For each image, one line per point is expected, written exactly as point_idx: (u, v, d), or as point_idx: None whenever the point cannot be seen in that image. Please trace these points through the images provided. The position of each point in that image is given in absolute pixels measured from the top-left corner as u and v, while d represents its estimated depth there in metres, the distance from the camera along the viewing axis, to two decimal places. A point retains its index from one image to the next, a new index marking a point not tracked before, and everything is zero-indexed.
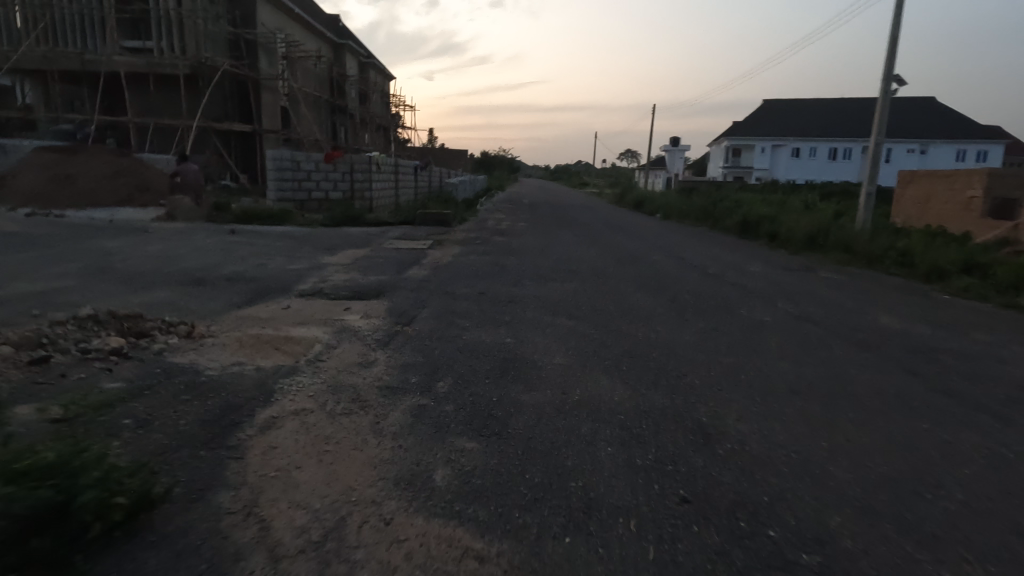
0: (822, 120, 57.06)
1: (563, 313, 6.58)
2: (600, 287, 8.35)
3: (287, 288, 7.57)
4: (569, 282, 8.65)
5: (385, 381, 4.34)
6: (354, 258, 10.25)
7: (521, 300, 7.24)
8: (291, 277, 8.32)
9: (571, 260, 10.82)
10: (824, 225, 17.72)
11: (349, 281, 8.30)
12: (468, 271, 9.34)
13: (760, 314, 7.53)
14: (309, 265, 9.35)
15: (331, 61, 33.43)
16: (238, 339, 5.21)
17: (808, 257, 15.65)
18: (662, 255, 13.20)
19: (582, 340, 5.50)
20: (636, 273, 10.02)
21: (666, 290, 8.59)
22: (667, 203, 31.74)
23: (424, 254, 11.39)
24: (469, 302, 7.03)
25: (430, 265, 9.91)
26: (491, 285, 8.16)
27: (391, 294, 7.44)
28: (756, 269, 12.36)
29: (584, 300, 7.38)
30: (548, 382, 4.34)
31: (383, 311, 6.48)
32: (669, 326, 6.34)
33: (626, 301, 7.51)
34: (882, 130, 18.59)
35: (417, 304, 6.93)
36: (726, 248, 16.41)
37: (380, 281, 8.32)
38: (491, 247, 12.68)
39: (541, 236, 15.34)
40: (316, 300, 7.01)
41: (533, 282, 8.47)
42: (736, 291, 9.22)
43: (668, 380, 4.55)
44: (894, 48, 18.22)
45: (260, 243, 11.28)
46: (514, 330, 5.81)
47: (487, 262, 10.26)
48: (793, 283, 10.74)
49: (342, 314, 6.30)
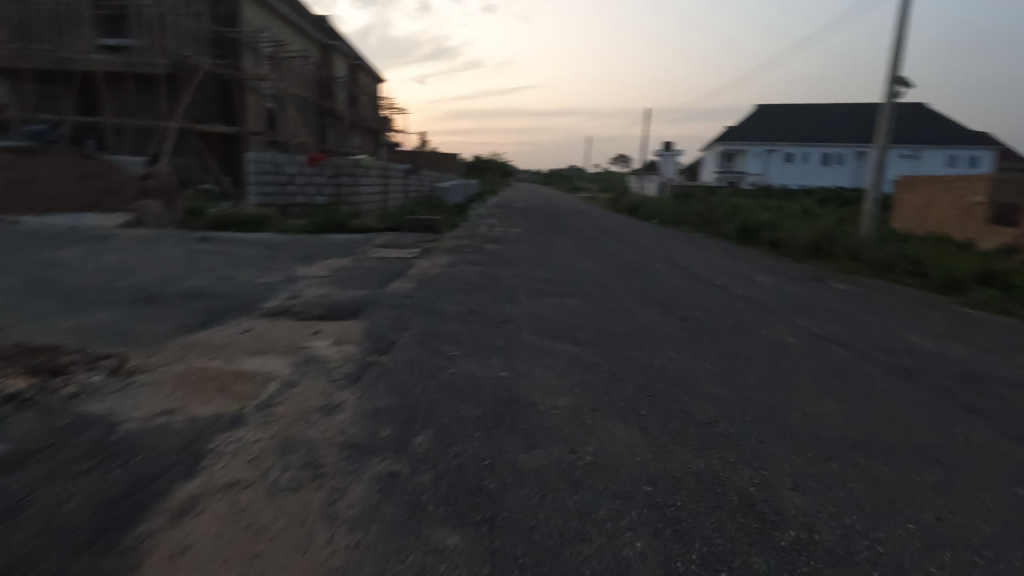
0: (815, 125, 56.83)
1: (564, 337, 5.77)
2: (603, 304, 7.55)
3: (252, 306, 6.72)
4: (568, 297, 7.87)
5: (349, 434, 3.49)
6: (333, 269, 9.40)
7: (517, 320, 6.43)
8: (259, 292, 7.47)
9: (569, 272, 10.02)
10: (829, 233, 17.05)
11: (324, 297, 7.45)
12: (457, 284, 8.52)
13: (782, 334, 6.78)
14: (282, 278, 8.48)
15: (319, 62, 32.59)
16: (175, 374, 4.31)
17: (814, 266, 14.96)
18: (663, 265, 12.43)
19: (590, 374, 4.69)
20: (639, 286, 9.23)
21: (675, 307, 7.81)
22: (663, 209, 31.03)
23: (410, 264, 10.58)
24: (458, 323, 6.21)
25: (415, 277, 9.07)
26: (482, 301, 7.35)
27: (369, 313, 6.60)
28: (764, 280, 11.61)
29: (586, 319, 6.57)
30: (551, 435, 3.53)
31: (358, 336, 5.62)
32: (686, 352, 5.54)
33: (633, 320, 6.73)
34: (886, 134, 17.99)
35: (398, 325, 6.09)
36: (728, 256, 15.71)
37: (359, 296, 7.50)
38: (481, 256, 11.86)
39: (535, 244, 14.53)
40: (282, 321, 6.14)
41: (529, 298, 7.68)
42: (749, 306, 8.45)
43: (697, 430, 3.74)
44: (900, 50, 17.67)
45: (231, 253, 10.39)
46: (509, 359, 4.99)
47: (477, 274, 9.44)
48: (806, 296, 10.00)
49: (308, 341, 5.42)
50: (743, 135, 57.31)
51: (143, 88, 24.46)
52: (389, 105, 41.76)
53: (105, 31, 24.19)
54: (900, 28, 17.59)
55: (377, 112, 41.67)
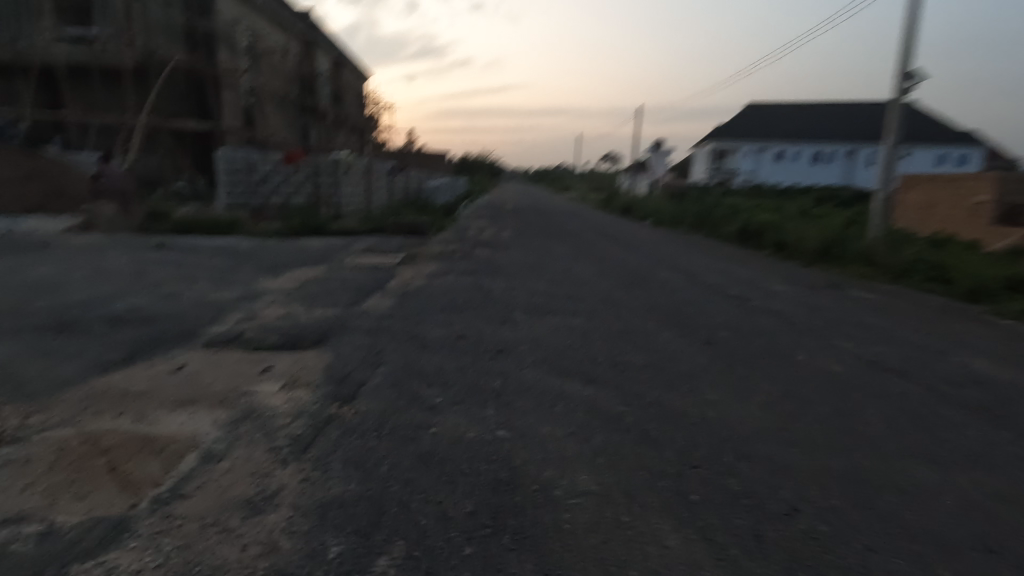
0: (806, 123, 56.32)
1: (575, 375, 4.66)
2: (612, 324, 6.49)
3: (193, 333, 5.56)
4: (574, 315, 6.81)
5: (282, 553, 2.39)
6: (302, 282, 8.24)
7: (515, 348, 5.36)
8: (209, 312, 6.33)
9: (571, 284, 8.93)
10: (837, 235, 16.18)
11: (286, 318, 6.29)
12: (444, 300, 7.39)
13: (828, 361, 5.74)
14: (240, 293, 7.31)
15: (300, 57, 31.26)
16: (54, 446, 3.16)
17: (825, 272, 14.02)
18: (669, 272, 11.43)
19: (615, 432, 3.62)
20: (650, 300, 8.17)
21: (694, 326, 6.78)
22: (658, 209, 30.06)
23: (392, 273, 9.49)
24: (444, 354, 5.11)
25: (396, 291, 7.93)
26: (473, 322, 6.24)
27: (337, 341, 5.48)
28: (781, 290, 10.62)
29: (597, 347, 5.49)
30: (576, 550, 2.46)
31: (317, 375, 4.47)
32: (728, 393, 4.48)
33: (655, 348, 5.64)
34: (895, 131, 17.13)
35: (370, 359, 4.95)
36: (733, 260, 14.79)
37: (328, 316, 6.40)
38: (472, 263, 10.79)
39: (530, 249, 13.44)
40: (227, 354, 5.00)
41: (528, 317, 6.62)
42: (778, 324, 7.42)
43: (779, 534, 2.68)
44: (910, 43, 16.86)
45: (188, 262, 9.21)
46: (509, 410, 3.89)
47: (467, 287, 8.33)
48: (831, 309, 9.02)
49: (254, 384, 4.27)
50: (734, 134, 56.70)
51: (109, 82, 23.00)
52: (374, 102, 40.39)
53: (69, 21, 22.75)
54: (910, 20, 16.76)
55: (362, 110, 40.38)
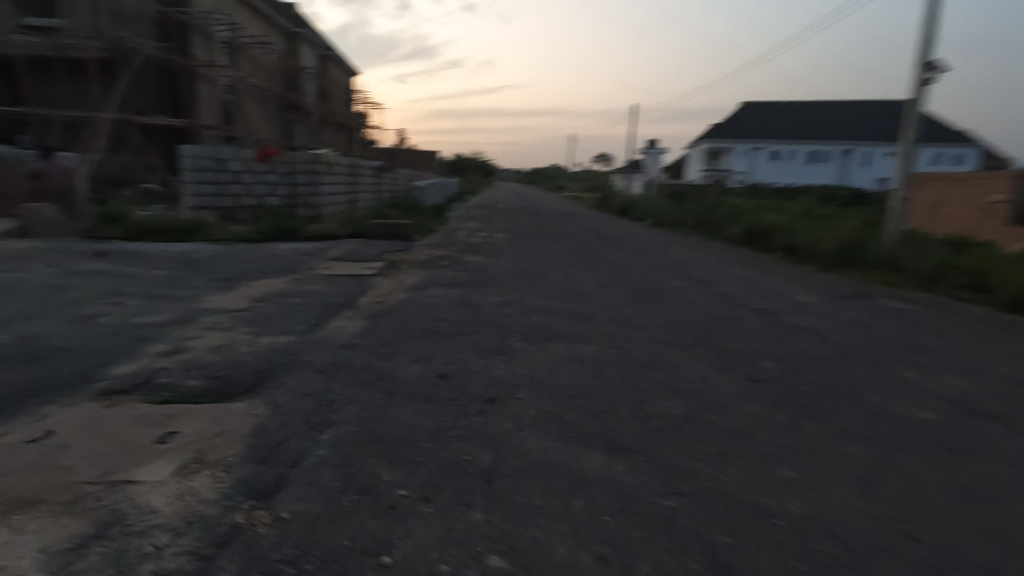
0: (802, 122, 55.47)
1: (594, 440, 3.42)
2: (631, 354, 5.24)
3: (86, 376, 4.23)
4: (584, 342, 5.54)
5: None
6: (257, 298, 6.92)
7: (512, 395, 4.08)
8: (125, 344, 5.00)
9: (575, 299, 7.66)
10: (855, 237, 15.02)
11: (221, 350, 4.97)
12: (425, 321, 6.10)
13: (908, 404, 4.54)
14: (174, 316, 5.97)
15: (283, 51, 29.85)
16: None
17: (846, 278, 12.89)
18: (682, 282, 10.22)
19: (663, 557, 2.42)
20: (670, 319, 6.93)
21: (728, 353, 5.58)
22: (658, 210, 28.87)
23: (369, 286, 8.20)
24: (416, 406, 3.83)
25: (369, 309, 6.63)
26: (456, 354, 4.96)
27: (278, 385, 4.18)
28: (810, 302, 9.41)
29: (619, 391, 4.26)
30: None
31: (233, 450, 3.20)
32: (807, 467, 3.27)
33: (694, 390, 4.41)
34: (914, 127, 16.04)
35: (318, 415, 3.68)
36: (744, 266, 13.63)
37: (276, 347, 5.08)
38: (461, 272, 9.53)
39: (524, 255, 12.16)
40: (122, 410, 3.70)
41: (528, 345, 5.35)
42: (825, 349, 6.20)
43: None
44: (931, 32, 15.76)
45: (128, 274, 7.87)
46: (504, 514, 2.65)
47: (452, 303, 7.04)
48: (874, 325, 7.81)
49: (138, 467, 2.99)
50: (730, 133, 55.81)
51: (74, 75, 21.47)
52: (362, 99, 38.96)
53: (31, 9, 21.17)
54: (932, 7, 15.63)
55: (349, 108, 38.97)
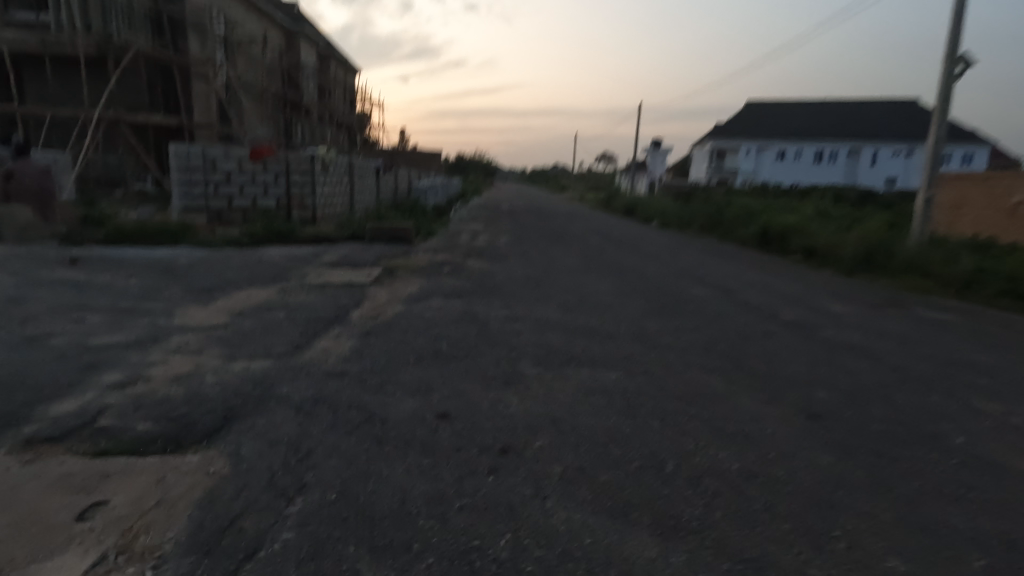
0: (809, 122, 54.68)
1: (635, 515, 2.68)
2: (665, 385, 4.47)
3: (14, 419, 3.49)
4: (608, 369, 4.80)
5: None
6: (237, 313, 6.18)
7: (530, 443, 3.34)
8: (71, 373, 4.25)
9: (591, 313, 6.92)
10: (880, 240, 14.23)
11: (184, 379, 4.23)
12: (425, 340, 5.37)
13: (1004, 449, 3.79)
14: (138, 335, 5.21)
15: (283, 49, 29.09)
16: None
17: (874, 285, 12.13)
18: (703, 290, 9.48)
19: None
20: (700, 337, 6.18)
21: (773, 381, 4.85)
22: (666, 210, 28.12)
23: (365, 295, 7.49)
24: (412, 461, 3.09)
25: (362, 325, 5.88)
26: (460, 385, 4.22)
27: (245, 430, 3.44)
28: (844, 313, 8.66)
29: (660, 439, 3.51)
30: None
31: (171, 532, 2.46)
32: (919, 559, 2.52)
33: (749, 437, 3.65)
34: (941, 124, 15.25)
35: (290, 474, 2.94)
36: (763, 271, 12.88)
37: (250, 375, 4.34)
38: (465, 280, 8.82)
39: (531, 260, 11.43)
40: (43, 470, 2.96)
41: (544, 372, 4.61)
42: (881, 373, 5.45)
43: None
44: (959, 25, 14.98)
45: (99, 284, 7.14)
46: None
47: (456, 317, 6.29)
48: (923, 341, 7.06)
49: (40, 563, 2.26)
50: (736, 132, 55.01)
51: (64, 72, 20.74)
52: (363, 99, 38.30)
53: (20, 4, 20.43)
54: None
55: (350, 107, 38.33)
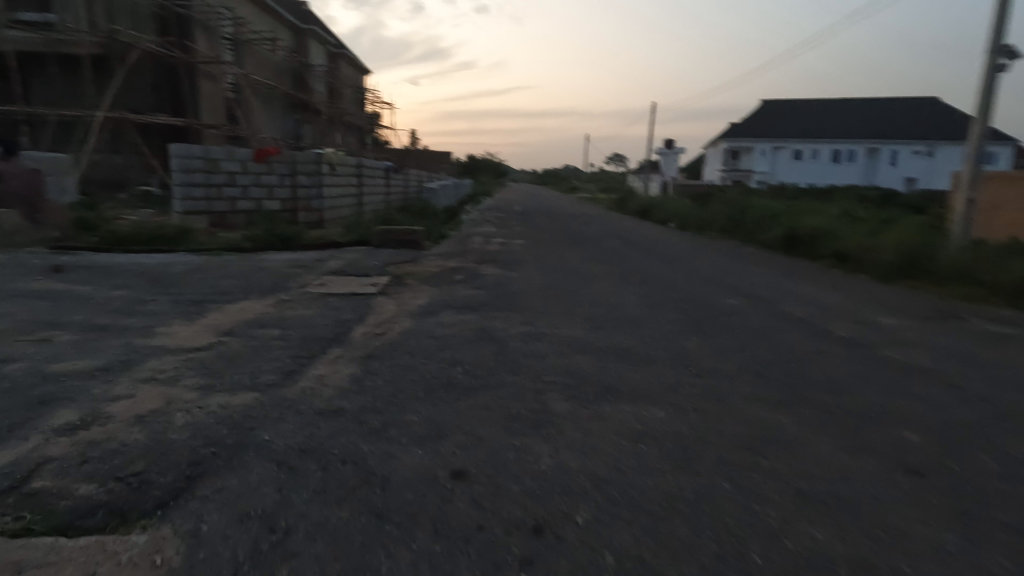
0: (827, 120, 53.39)
1: None
2: (723, 428, 3.72)
3: None
4: (652, 405, 4.05)
5: None
6: (226, 331, 5.50)
7: (573, 521, 2.61)
8: (15, 412, 3.55)
9: (621, 330, 6.17)
10: (918, 244, 13.33)
11: (150, 419, 3.53)
12: (435, 366, 4.64)
13: None
14: (108, 360, 4.53)
15: (292, 48, 28.59)
16: None
17: (917, 293, 11.27)
18: (738, 301, 8.71)
19: None
20: (749, 359, 5.42)
21: (849, 419, 4.08)
22: (684, 212, 27.22)
23: (370, 308, 6.80)
24: (422, 548, 2.38)
25: (363, 346, 5.17)
26: (479, 429, 3.50)
27: (211, 495, 2.74)
28: (897, 327, 7.82)
29: (732, 512, 2.77)
30: None
31: None
32: None
33: (845, 508, 2.88)
34: (983, 121, 14.29)
35: (260, 570, 2.24)
36: (795, 278, 12.07)
37: (229, 414, 3.63)
38: (479, 289, 8.12)
39: (549, 267, 10.71)
40: None
41: (576, 410, 3.86)
42: (968, 406, 4.67)
43: None
44: (1002, 15, 14.03)
45: (78, 295, 6.50)
46: None
47: (471, 336, 5.57)
48: (998, 362, 6.23)
49: None
50: (752, 132, 53.88)
51: (69, 72, 20.32)
52: (373, 99, 37.75)
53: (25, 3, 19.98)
54: None
55: (360, 108, 37.81)
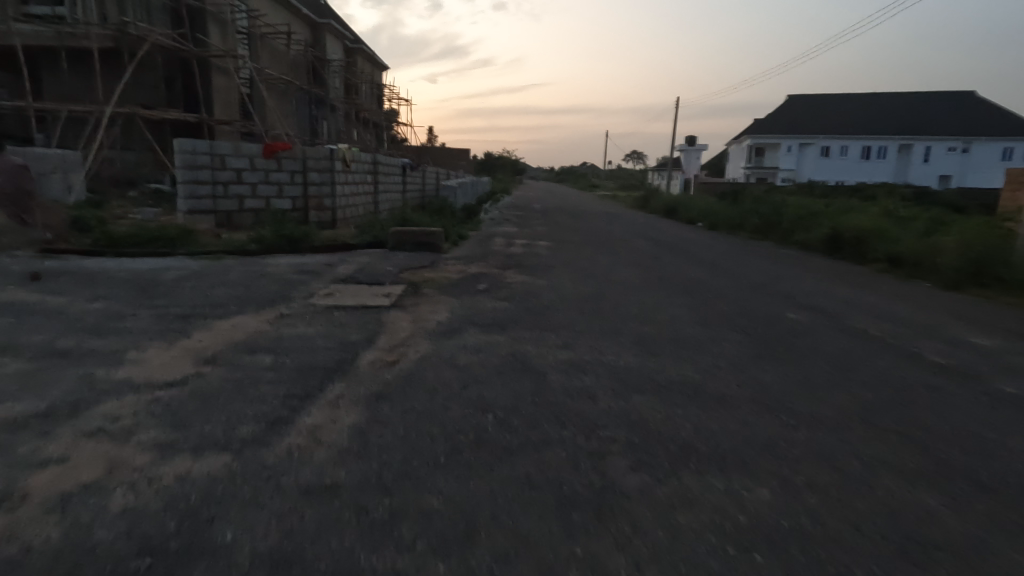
0: (859, 115, 51.30)
1: None
2: (859, 524, 2.68)
3: None
4: (752, 479, 3.01)
5: None
6: (209, 357, 4.59)
7: None
8: None
9: (682, 356, 5.14)
10: (988, 247, 11.94)
11: (78, 501, 2.59)
12: (461, 412, 3.66)
13: None
14: (56, 401, 3.65)
15: (307, 42, 27.86)
16: None
17: (995, 303, 9.96)
18: (802, 314, 7.59)
19: None
20: (850, 400, 4.33)
21: (1020, 500, 3.01)
22: (714, 210, 25.89)
23: (383, 325, 5.86)
24: None
25: (371, 380, 4.22)
26: (523, 523, 2.51)
27: None
28: (995, 348, 6.65)
29: None
30: None
31: None
32: None
33: None
34: None
35: None
36: (852, 285, 10.83)
37: (187, 492, 2.68)
38: (506, 300, 7.13)
39: (579, 272, 9.69)
40: None
41: (653, 488, 2.85)
42: None
43: None
44: None
45: (50, 309, 5.67)
46: None
47: (501, 365, 4.59)
48: None
49: None
50: (779, 128, 52.02)
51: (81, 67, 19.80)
52: (390, 95, 36.97)
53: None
54: None
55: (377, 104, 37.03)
